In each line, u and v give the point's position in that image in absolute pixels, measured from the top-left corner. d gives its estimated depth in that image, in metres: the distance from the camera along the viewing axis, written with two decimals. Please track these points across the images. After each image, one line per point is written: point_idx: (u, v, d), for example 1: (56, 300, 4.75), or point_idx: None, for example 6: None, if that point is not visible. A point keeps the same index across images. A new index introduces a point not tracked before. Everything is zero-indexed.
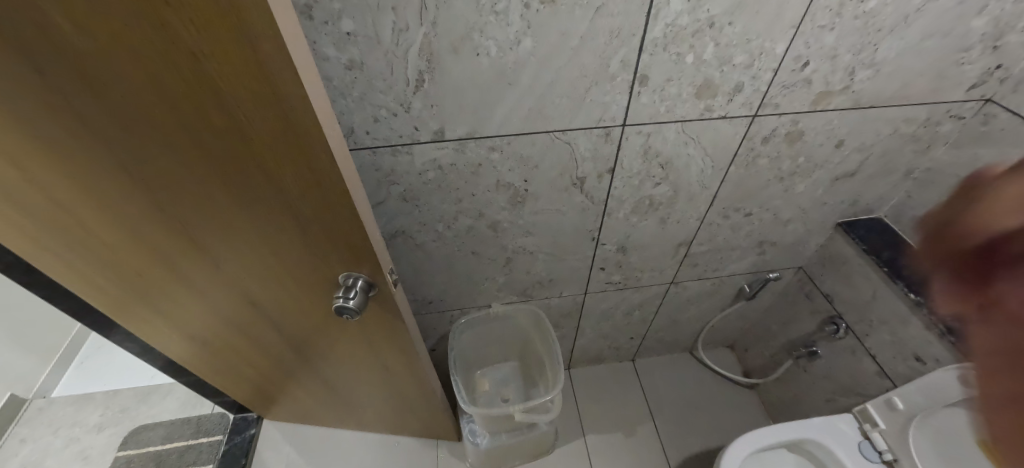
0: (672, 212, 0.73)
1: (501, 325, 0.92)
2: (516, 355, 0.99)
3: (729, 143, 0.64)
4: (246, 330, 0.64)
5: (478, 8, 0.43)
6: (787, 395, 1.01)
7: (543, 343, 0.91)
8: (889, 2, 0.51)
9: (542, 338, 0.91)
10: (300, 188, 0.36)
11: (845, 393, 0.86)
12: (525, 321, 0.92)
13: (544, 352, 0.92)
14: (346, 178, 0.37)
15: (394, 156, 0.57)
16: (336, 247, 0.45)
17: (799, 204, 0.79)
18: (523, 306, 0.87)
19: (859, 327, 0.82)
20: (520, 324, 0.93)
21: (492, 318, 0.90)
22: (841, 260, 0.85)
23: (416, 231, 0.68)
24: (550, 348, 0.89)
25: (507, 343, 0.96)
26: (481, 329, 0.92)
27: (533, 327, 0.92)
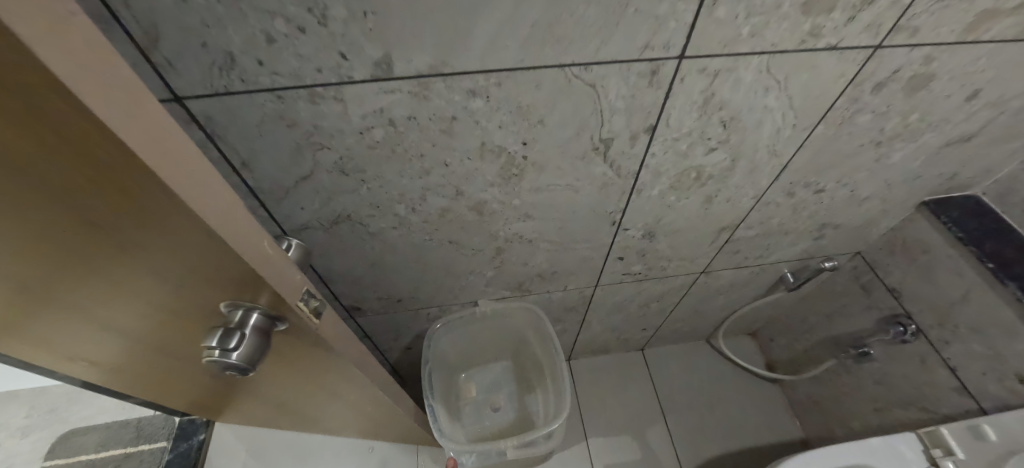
0: (723, 189, 0.54)
1: (491, 325, 0.77)
2: (508, 357, 0.84)
3: (827, 90, 0.43)
4: (131, 373, 0.45)
5: None
6: (822, 396, 0.88)
7: (544, 347, 0.77)
8: None
9: (541, 342, 0.77)
10: (54, 200, 0.16)
11: (903, 406, 0.72)
12: (521, 321, 0.77)
13: (545, 358, 0.78)
14: (199, 196, 0.19)
15: (316, 104, 0.35)
16: (202, 283, 0.24)
17: (885, 179, 0.59)
18: (519, 305, 0.72)
19: (938, 333, 0.67)
20: (515, 324, 0.77)
21: (480, 317, 0.74)
22: (921, 248, 0.67)
23: (369, 215, 0.48)
24: (553, 354, 0.75)
25: (497, 345, 0.81)
26: (466, 330, 0.76)
27: (530, 328, 0.77)
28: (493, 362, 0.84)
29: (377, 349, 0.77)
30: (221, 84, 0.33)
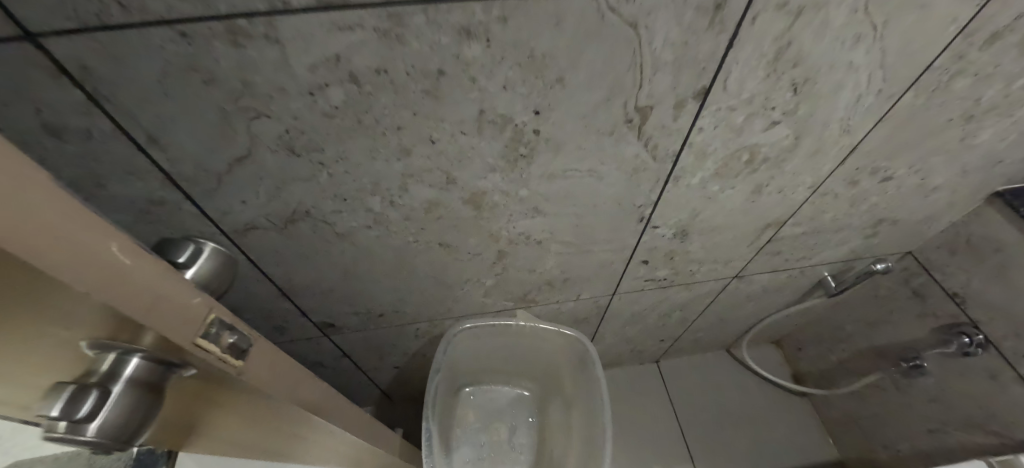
0: (777, 176, 0.43)
1: (523, 348, 0.68)
2: (527, 386, 0.74)
3: (930, 42, 0.33)
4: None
5: None
6: (861, 413, 0.78)
7: (578, 384, 0.69)
8: None
9: (579, 378, 0.68)
10: None
11: (963, 427, 0.63)
12: (558, 348, 0.68)
13: (576, 397, 0.69)
14: None
15: (240, 51, 0.24)
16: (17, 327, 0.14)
17: (963, 164, 0.49)
18: (563, 332, 0.64)
19: (1009, 345, 0.57)
20: (551, 352, 0.69)
21: (514, 335, 0.65)
22: (993, 247, 0.57)
23: (334, 211, 0.37)
24: (591, 396, 0.66)
25: (520, 369, 0.72)
26: (494, 346, 0.67)
27: (567, 359, 0.69)
28: (509, 390, 0.74)
29: (357, 370, 0.66)
30: (89, 10, 0.21)
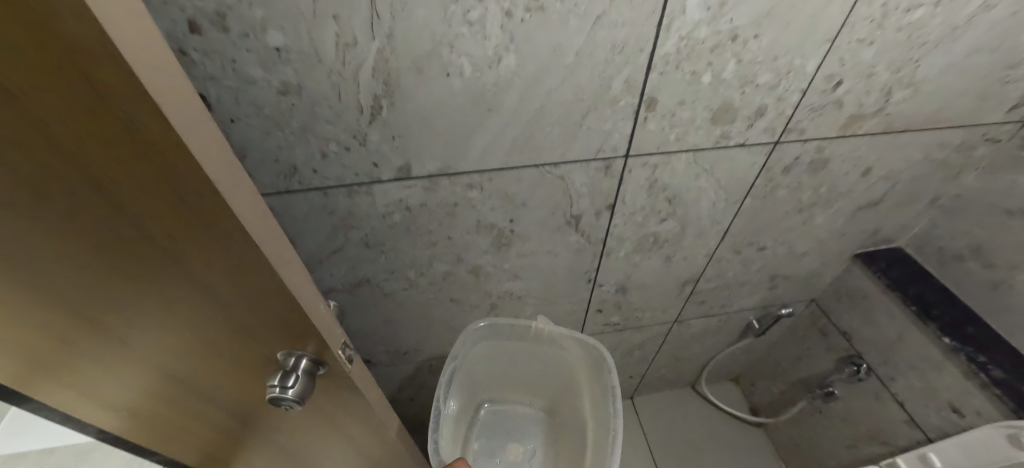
0: (679, 249, 0.64)
1: (544, 353, 0.77)
2: (551, 390, 0.82)
3: (745, 173, 0.56)
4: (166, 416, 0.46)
5: (446, 17, 0.35)
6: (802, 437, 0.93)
7: (595, 394, 0.75)
8: (937, 12, 0.44)
9: (595, 388, 0.74)
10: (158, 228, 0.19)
11: (868, 441, 0.78)
12: (577, 355, 0.76)
13: (592, 405, 0.75)
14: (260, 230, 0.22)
15: (351, 197, 0.47)
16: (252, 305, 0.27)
17: (816, 237, 0.71)
18: (579, 339, 0.71)
19: (883, 370, 0.74)
20: (570, 360, 0.76)
21: (535, 341, 0.74)
22: (862, 294, 0.77)
23: (385, 279, 0.58)
24: (603, 405, 0.72)
25: (543, 375, 0.81)
26: (517, 350, 0.76)
27: (586, 368, 0.75)
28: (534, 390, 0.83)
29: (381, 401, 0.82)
30: (284, 186, 0.45)
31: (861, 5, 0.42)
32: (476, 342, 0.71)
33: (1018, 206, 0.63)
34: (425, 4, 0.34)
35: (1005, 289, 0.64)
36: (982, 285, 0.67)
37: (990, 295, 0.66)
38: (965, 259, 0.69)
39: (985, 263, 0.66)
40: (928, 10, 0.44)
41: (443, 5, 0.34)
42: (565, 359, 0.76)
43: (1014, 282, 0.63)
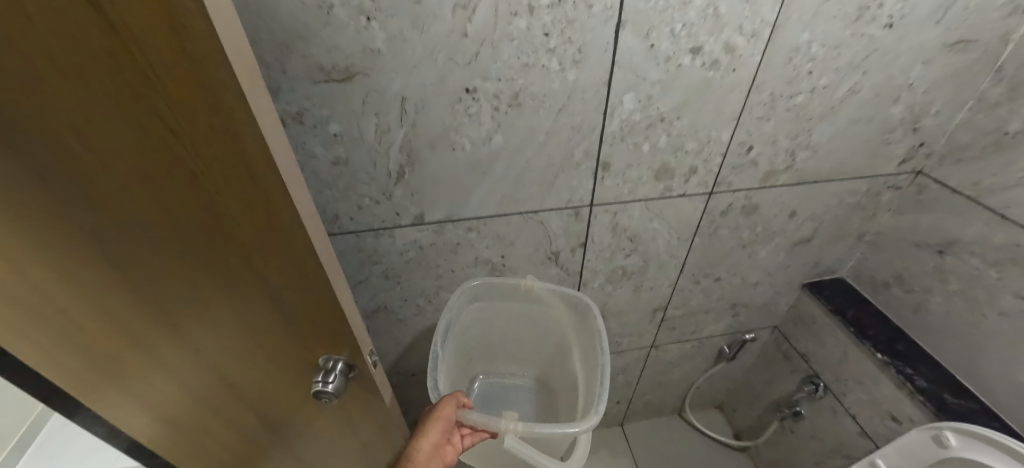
0: (645, 279, 0.78)
1: (533, 314, 0.79)
2: (545, 351, 0.85)
3: (690, 216, 0.70)
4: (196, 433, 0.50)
5: (453, 112, 0.52)
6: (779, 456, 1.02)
7: (584, 350, 0.76)
8: (814, 97, 0.60)
9: (584, 344, 0.76)
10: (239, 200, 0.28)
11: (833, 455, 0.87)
12: (562, 309, 0.77)
13: (581, 359, 0.78)
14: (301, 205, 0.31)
15: (377, 238, 0.61)
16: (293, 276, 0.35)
17: (762, 269, 0.84)
18: (566, 295, 0.73)
19: (836, 386, 0.85)
20: (558, 316, 0.78)
21: (523, 299, 0.75)
22: (812, 318, 0.89)
23: (401, 306, 0.71)
24: (591, 361, 0.74)
25: (535, 336, 0.83)
26: (506, 310, 0.78)
27: (574, 324, 0.78)
28: (523, 358, 0.87)
29: None
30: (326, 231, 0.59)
31: (752, 95, 0.58)
32: (466, 303, 0.73)
33: (921, 240, 0.76)
34: (438, 104, 0.51)
35: (922, 310, 0.76)
36: (906, 307, 0.78)
37: (913, 316, 0.77)
38: (891, 285, 0.81)
39: (906, 288, 0.79)
40: (806, 96, 0.60)
41: (451, 104, 0.51)
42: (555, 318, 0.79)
43: (930, 304, 0.75)
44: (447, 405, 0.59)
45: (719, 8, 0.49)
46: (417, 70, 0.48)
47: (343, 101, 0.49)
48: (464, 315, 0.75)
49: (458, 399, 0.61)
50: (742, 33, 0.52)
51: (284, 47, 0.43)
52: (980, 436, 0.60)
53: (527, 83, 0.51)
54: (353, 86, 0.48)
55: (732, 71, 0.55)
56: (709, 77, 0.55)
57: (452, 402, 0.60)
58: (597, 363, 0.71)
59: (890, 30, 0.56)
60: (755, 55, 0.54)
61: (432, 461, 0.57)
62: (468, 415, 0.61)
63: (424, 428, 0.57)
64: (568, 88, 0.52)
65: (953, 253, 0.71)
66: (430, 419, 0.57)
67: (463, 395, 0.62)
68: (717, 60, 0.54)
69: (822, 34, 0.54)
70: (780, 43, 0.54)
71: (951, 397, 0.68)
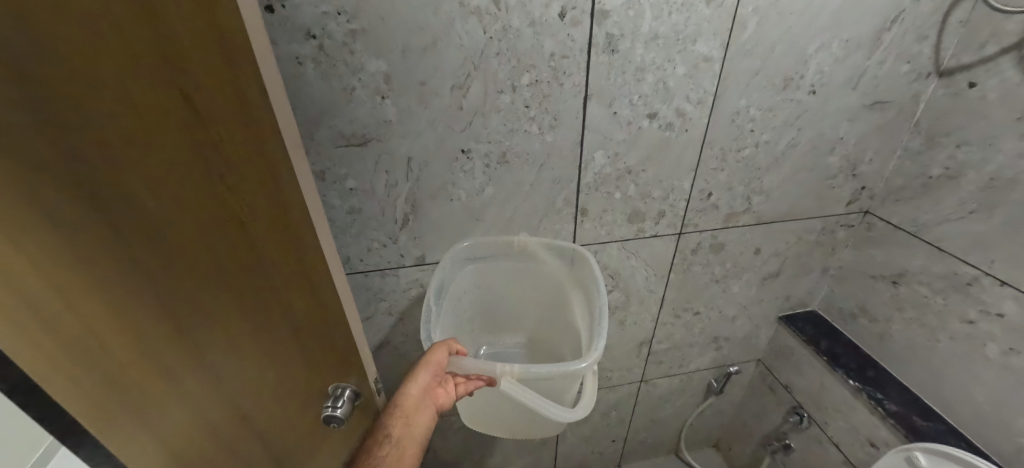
0: (629, 314, 0.86)
1: (531, 279, 0.75)
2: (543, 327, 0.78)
3: (665, 254, 0.79)
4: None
5: (451, 169, 0.62)
6: None
7: (584, 311, 0.69)
8: (759, 150, 0.71)
9: (584, 304, 0.69)
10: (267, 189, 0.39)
11: None
12: (557, 269, 0.73)
13: (583, 322, 0.69)
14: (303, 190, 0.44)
15: (384, 277, 0.69)
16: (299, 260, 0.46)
17: (737, 303, 0.91)
18: (561, 248, 0.70)
19: (820, 416, 0.90)
20: (556, 277, 0.73)
21: (518, 262, 0.72)
22: (790, 350, 0.95)
23: (404, 341, 0.77)
24: (591, 317, 0.66)
25: (535, 308, 0.77)
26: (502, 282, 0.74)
27: (572, 284, 0.72)
28: (531, 346, 0.79)
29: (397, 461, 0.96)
30: None
31: (705, 149, 0.68)
32: (460, 265, 0.70)
33: (877, 272, 0.83)
34: (439, 163, 0.61)
35: (887, 338, 0.83)
36: (873, 336, 0.85)
37: (879, 344, 0.84)
38: (857, 316, 0.88)
39: (870, 318, 0.86)
40: (752, 150, 0.70)
41: (449, 163, 0.61)
42: (552, 281, 0.74)
43: (892, 332, 0.82)
44: (440, 349, 0.55)
45: (668, 83, 0.61)
46: (421, 136, 0.58)
47: (358, 161, 0.58)
48: (460, 280, 0.71)
49: (451, 346, 0.56)
50: (689, 101, 0.63)
51: (314, 120, 0.54)
52: (946, 455, 0.65)
53: (513, 144, 0.61)
54: (368, 150, 0.58)
55: (685, 130, 0.66)
56: (666, 136, 0.65)
57: (444, 347, 0.55)
58: (596, 316, 0.64)
59: (814, 95, 0.67)
60: (703, 117, 0.65)
61: (419, 406, 0.53)
62: (462, 361, 0.55)
63: (413, 373, 0.54)
64: (547, 147, 0.63)
65: (905, 284, 0.79)
66: (421, 363, 0.54)
67: (457, 343, 0.57)
68: (671, 122, 0.64)
69: (757, 99, 0.65)
70: (722, 107, 0.65)
71: (919, 419, 0.74)
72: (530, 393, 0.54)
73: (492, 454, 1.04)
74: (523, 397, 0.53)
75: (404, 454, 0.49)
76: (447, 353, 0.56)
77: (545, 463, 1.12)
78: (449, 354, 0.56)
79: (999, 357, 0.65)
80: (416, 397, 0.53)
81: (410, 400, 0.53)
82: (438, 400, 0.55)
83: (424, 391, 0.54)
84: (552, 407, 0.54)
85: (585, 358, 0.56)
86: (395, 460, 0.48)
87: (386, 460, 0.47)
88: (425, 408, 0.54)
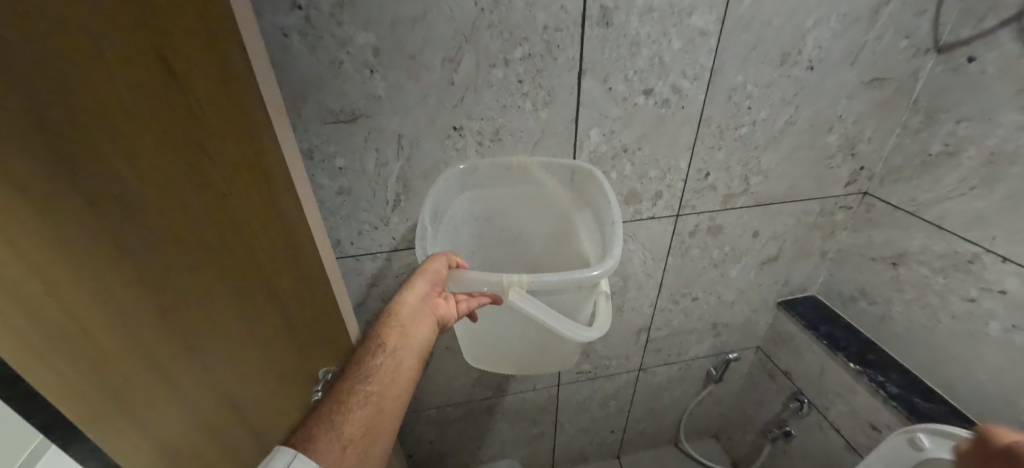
0: (626, 299, 0.84)
1: (535, 206, 0.66)
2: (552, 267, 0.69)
3: (662, 237, 0.78)
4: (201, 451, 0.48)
5: (442, 147, 0.60)
6: None
7: (592, 233, 0.61)
8: (757, 128, 0.69)
9: (592, 225, 0.62)
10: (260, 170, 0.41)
11: None
12: (562, 192, 0.65)
13: (592, 245, 0.61)
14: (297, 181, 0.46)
15: (376, 261, 0.68)
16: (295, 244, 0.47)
17: (736, 288, 0.90)
18: (565, 166, 0.63)
19: (820, 401, 0.89)
20: (560, 201, 0.65)
21: (518, 186, 0.64)
22: (789, 335, 0.94)
23: None
24: (603, 235, 0.58)
25: (542, 242, 0.68)
26: (501, 215, 0.66)
27: (579, 209, 0.64)
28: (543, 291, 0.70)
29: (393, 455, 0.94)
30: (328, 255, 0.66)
31: (702, 127, 0.67)
32: (453, 190, 0.62)
33: (876, 254, 0.83)
34: (430, 141, 0.60)
35: (887, 320, 0.82)
36: (873, 318, 0.85)
37: (879, 326, 0.84)
38: (857, 299, 0.87)
39: (870, 301, 0.85)
40: (749, 128, 0.69)
41: (440, 141, 0.60)
42: (556, 205, 0.65)
43: (892, 314, 0.81)
44: (439, 259, 0.49)
45: (663, 57, 0.60)
46: (412, 113, 0.57)
47: (347, 139, 0.57)
48: (456, 207, 0.63)
49: (450, 259, 0.50)
50: (686, 77, 0.62)
51: (301, 95, 0.53)
52: (947, 434, 0.64)
53: (506, 121, 0.60)
54: (357, 126, 0.56)
55: (681, 108, 0.64)
56: (662, 114, 0.64)
57: (443, 258, 0.49)
58: (608, 231, 0.55)
59: (812, 71, 0.66)
60: (700, 94, 0.64)
61: (416, 318, 0.48)
62: (463, 273, 0.47)
63: (409, 282, 0.48)
64: (541, 125, 0.61)
65: (905, 264, 0.78)
66: (416, 271, 0.47)
67: (457, 257, 0.50)
68: (667, 99, 0.63)
69: (754, 75, 0.64)
70: (719, 84, 0.64)
71: (921, 400, 0.73)
72: (542, 308, 0.46)
73: (490, 445, 1.03)
74: (534, 313, 0.46)
75: (400, 367, 0.45)
76: (446, 265, 0.49)
77: (544, 455, 1.11)
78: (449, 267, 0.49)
79: (1001, 334, 0.64)
80: (413, 308, 0.48)
81: (405, 311, 0.48)
82: (438, 313, 0.49)
83: (421, 302, 0.48)
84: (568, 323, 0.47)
85: (602, 266, 0.49)
86: (390, 372, 0.44)
87: (381, 371, 0.44)
88: (424, 320, 0.48)
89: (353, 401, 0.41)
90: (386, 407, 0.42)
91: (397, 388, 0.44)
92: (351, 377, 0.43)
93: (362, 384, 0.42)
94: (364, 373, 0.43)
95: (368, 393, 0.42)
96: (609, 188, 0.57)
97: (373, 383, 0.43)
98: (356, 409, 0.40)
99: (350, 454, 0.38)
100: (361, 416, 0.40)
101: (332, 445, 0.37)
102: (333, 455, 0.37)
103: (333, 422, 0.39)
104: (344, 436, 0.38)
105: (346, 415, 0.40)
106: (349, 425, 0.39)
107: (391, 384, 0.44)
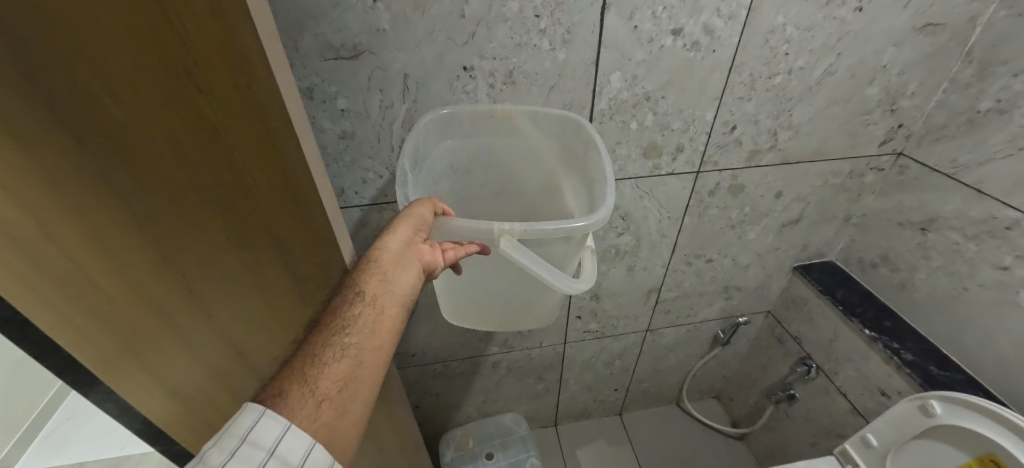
0: (638, 259, 0.82)
1: (518, 161, 0.60)
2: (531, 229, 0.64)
3: (679, 195, 0.74)
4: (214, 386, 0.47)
5: (451, 89, 0.56)
6: (774, 438, 1.07)
7: (578, 193, 0.57)
8: (792, 78, 0.64)
9: (578, 185, 0.58)
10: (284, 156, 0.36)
11: (827, 435, 0.92)
12: (548, 146, 0.60)
13: (576, 206, 0.57)
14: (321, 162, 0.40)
15: (383, 210, 0.66)
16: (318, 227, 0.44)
17: (752, 251, 0.87)
18: (555, 117, 0.58)
19: (828, 366, 0.89)
20: (545, 156, 0.60)
21: (502, 139, 0.59)
22: (802, 300, 0.93)
23: None
24: (591, 191, 0.54)
25: (524, 201, 0.62)
26: (483, 172, 0.60)
27: (566, 167, 0.59)
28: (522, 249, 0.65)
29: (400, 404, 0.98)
30: None
31: (732, 75, 0.61)
32: (436, 137, 0.56)
33: (905, 219, 0.79)
34: (437, 82, 0.55)
35: (908, 287, 0.79)
36: (893, 286, 0.82)
37: (899, 294, 0.81)
38: (878, 266, 0.85)
39: (892, 267, 0.82)
40: (784, 77, 0.63)
41: (449, 82, 0.56)
42: (541, 162, 0.60)
43: (914, 282, 0.78)
44: (423, 204, 0.48)
45: None
46: (419, 49, 0.52)
47: (348, 78, 0.53)
48: (434, 156, 0.57)
49: (436, 205, 0.49)
50: (720, 15, 0.55)
51: (298, 26, 0.48)
52: (960, 402, 0.62)
53: (520, 61, 0.56)
54: (359, 63, 0.52)
55: (712, 51, 0.59)
56: (690, 57, 0.59)
57: (428, 204, 0.49)
58: (599, 190, 0.52)
59: (860, 13, 0.59)
60: (734, 36, 0.58)
61: (400, 265, 0.47)
62: (448, 220, 0.48)
63: (391, 227, 0.46)
64: (558, 67, 0.57)
65: (935, 230, 0.74)
66: (399, 216, 0.46)
67: (443, 204, 0.50)
68: (697, 41, 0.57)
69: (796, 16, 0.57)
70: (756, 25, 0.57)
71: (936, 368, 0.72)
72: (532, 257, 0.46)
73: (496, 399, 1.06)
74: (524, 261, 0.46)
75: (381, 318, 0.43)
76: (431, 211, 0.49)
77: (547, 409, 1.14)
78: (435, 215, 0.49)
79: None
80: (396, 254, 0.47)
81: (388, 257, 0.46)
82: (423, 259, 0.48)
83: (403, 248, 0.47)
84: (557, 273, 0.47)
85: (592, 217, 0.47)
86: (369, 324, 0.42)
87: (358, 323, 0.42)
88: (407, 267, 0.47)
89: (328, 355, 0.39)
90: (365, 360, 0.41)
91: (377, 340, 0.42)
92: (327, 328, 0.41)
93: (339, 336, 0.41)
94: (341, 325, 0.41)
95: (345, 345, 0.40)
96: (604, 143, 0.52)
97: (350, 335, 0.41)
98: (331, 362, 0.39)
99: (326, 409, 0.37)
100: (337, 370, 0.39)
101: (304, 402, 0.36)
102: (307, 410, 0.36)
103: (307, 377, 0.38)
104: (318, 392, 0.37)
105: (321, 369, 0.38)
106: (326, 381, 0.38)
107: (370, 336, 0.42)
